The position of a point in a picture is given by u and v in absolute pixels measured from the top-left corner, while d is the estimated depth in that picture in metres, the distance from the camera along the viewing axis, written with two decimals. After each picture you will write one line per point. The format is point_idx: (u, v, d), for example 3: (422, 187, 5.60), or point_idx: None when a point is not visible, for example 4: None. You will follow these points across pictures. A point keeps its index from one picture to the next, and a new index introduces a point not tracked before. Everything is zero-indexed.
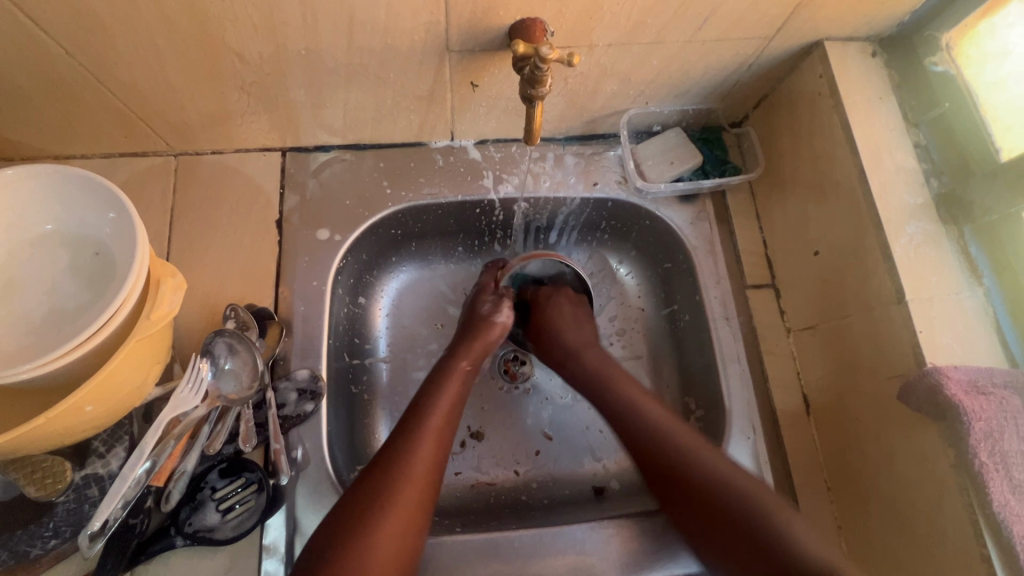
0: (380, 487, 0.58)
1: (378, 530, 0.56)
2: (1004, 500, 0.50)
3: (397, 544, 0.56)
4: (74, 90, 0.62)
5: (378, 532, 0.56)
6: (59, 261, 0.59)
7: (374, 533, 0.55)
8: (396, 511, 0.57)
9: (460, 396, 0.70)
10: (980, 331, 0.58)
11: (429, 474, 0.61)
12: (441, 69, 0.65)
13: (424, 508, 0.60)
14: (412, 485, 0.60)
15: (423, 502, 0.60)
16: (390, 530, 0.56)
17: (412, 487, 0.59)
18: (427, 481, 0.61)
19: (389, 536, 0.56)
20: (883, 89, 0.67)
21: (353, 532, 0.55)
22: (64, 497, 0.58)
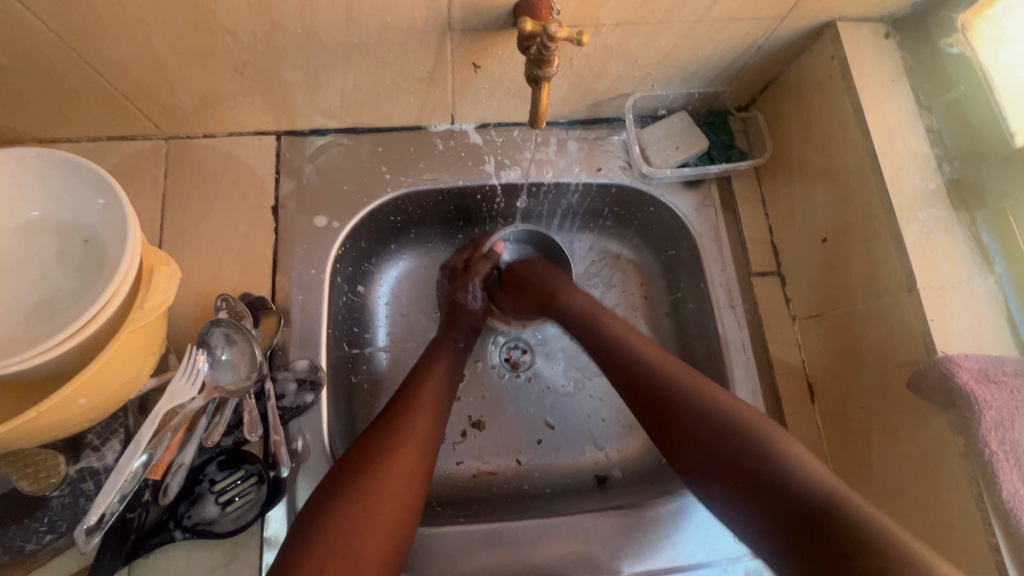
0: (391, 415, 0.62)
1: (392, 446, 0.59)
2: (1014, 488, 0.50)
3: (412, 458, 0.59)
4: (58, 69, 0.59)
5: (392, 448, 0.58)
6: (47, 249, 0.57)
7: (388, 448, 0.58)
8: (408, 430, 0.61)
9: (450, 374, 0.71)
10: (990, 319, 0.57)
11: (435, 403, 0.66)
12: (442, 49, 0.63)
13: (433, 432, 0.63)
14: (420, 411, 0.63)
15: (432, 426, 0.63)
16: (404, 445, 0.59)
17: (421, 412, 0.63)
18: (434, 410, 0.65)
19: (402, 458, 0.58)
20: (896, 71, 0.66)
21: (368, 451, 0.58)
22: (59, 491, 0.57)
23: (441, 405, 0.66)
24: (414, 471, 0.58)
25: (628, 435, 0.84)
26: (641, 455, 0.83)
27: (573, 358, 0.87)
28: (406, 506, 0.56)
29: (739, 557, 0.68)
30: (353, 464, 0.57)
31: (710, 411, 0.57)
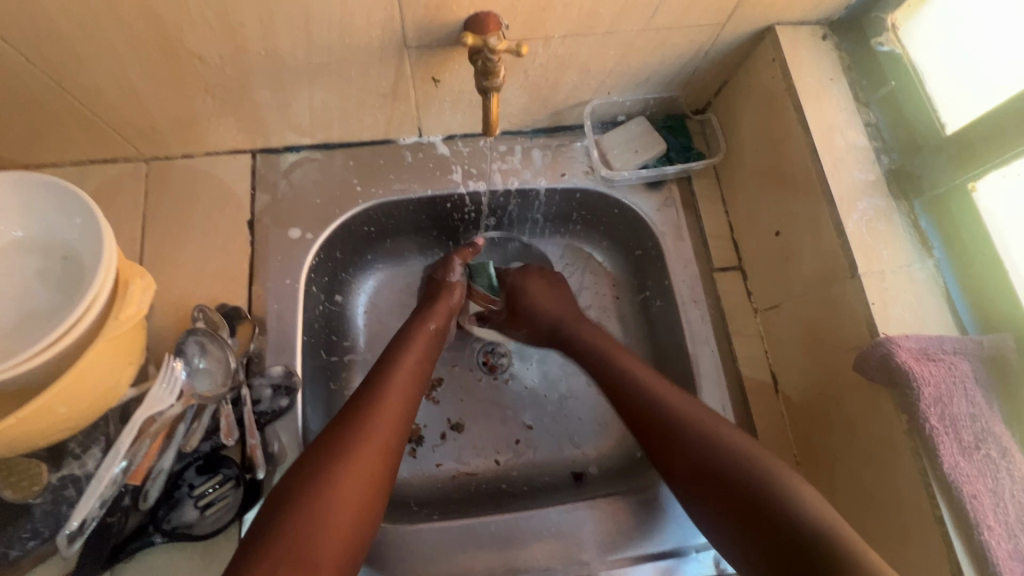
0: (373, 381, 0.66)
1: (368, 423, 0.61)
2: (954, 461, 0.52)
3: (385, 437, 0.61)
4: (39, 98, 0.63)
5: (370, 421, 0.61)
6: (29, 266, 0.60)
7: (370, 413, 0.62)
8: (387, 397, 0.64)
9: (426, 357, 0.72)
10: (930, 301, 0.59)
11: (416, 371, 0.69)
12: (401, 64, 0.66)
13: (411, 398, 0.67)
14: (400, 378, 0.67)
15: (410, 393, 0.67)
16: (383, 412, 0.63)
17: (401, 380, 0.67)
18: (414, 379, 0.68)
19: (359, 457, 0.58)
20: (835, 70, 0.69)
21: (352, 414, 0.62)
22: (41, 499, 0.59)
23: (422, 374, 0.70)
24: (393, 437, 0.62)
25: (604, 432, 0.86)
26: (617, 451, 0.84)
27: (544, 359, 0.90)
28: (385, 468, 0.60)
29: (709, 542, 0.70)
30: (337, 427, 0.60)
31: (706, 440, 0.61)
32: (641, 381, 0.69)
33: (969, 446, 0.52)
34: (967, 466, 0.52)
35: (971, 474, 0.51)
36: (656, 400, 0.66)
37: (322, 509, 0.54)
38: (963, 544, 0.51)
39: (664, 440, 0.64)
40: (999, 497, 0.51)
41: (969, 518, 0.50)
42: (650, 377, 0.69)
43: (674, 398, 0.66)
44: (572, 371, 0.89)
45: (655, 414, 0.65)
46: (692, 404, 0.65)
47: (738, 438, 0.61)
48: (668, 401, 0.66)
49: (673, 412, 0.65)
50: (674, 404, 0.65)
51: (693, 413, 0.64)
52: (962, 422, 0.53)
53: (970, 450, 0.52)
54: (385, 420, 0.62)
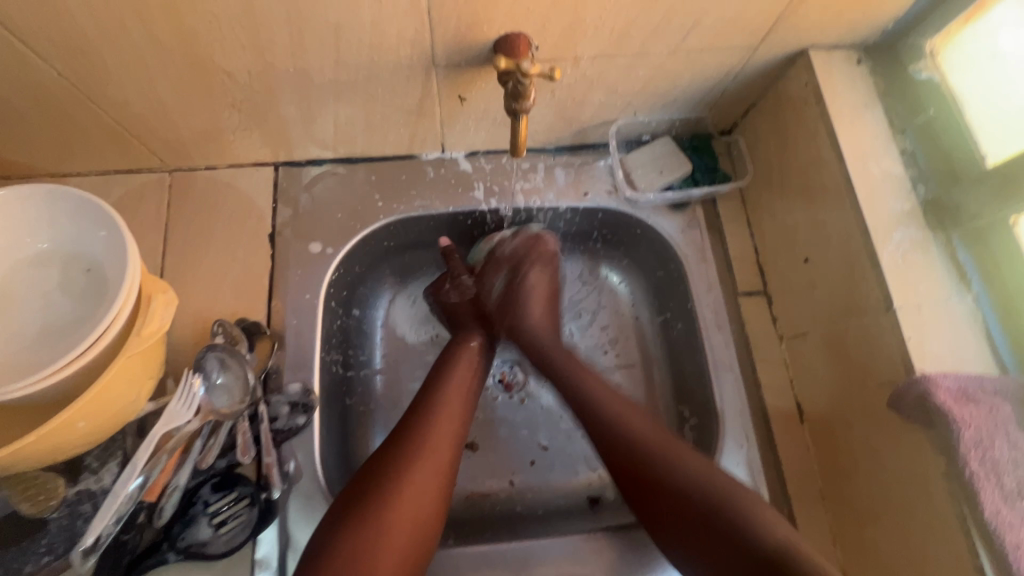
0: (427, 403, 0.68)
1: (422, 445, 0.64)
2: (996, 508, 0.49)
3: (440, 459, 0.64)
4: (68, 109, 0.63)
5: (426, 443, 0.64)
6: (53, 278, 0.60)
7: (430, 435, 0.65)
8: (445, 420, 0.67)
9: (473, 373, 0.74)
10: (969, 337, 0.57)
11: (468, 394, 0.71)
12: (428, 82, 0.66)
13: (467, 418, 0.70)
14: (454, 399, 0.69)
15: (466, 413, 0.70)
16: (442, 434, 0.66)
17: (455, 402, 0.69)
18: (468, 399, 0.71)
19: (416, 479, 0.61)
20: (869, 96, 0.67)
21: (414, 437, 0.64)
22: (57, 513, 0.59)
23: (474, 396, 0.72)
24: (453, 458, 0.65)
25: None
26: None
27: None
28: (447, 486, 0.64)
29: None
30: (403, 450, 0.63)
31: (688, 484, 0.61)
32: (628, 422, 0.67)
33: (1012, 493, 0.49)
34: (1011, 514, 0.49)
35: (1014, 523, 0.49)
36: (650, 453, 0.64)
37: (382, 532, 0.57)
38: None
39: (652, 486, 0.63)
40: None
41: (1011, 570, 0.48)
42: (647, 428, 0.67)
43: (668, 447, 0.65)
44: None
45: (648, 466, 0.64)
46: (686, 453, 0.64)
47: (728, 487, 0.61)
48: (671, 452, 0.64)
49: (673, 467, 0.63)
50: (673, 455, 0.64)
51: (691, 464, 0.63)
52: (1005, 468, 0.50)
53: (1013, 497, 0.49)
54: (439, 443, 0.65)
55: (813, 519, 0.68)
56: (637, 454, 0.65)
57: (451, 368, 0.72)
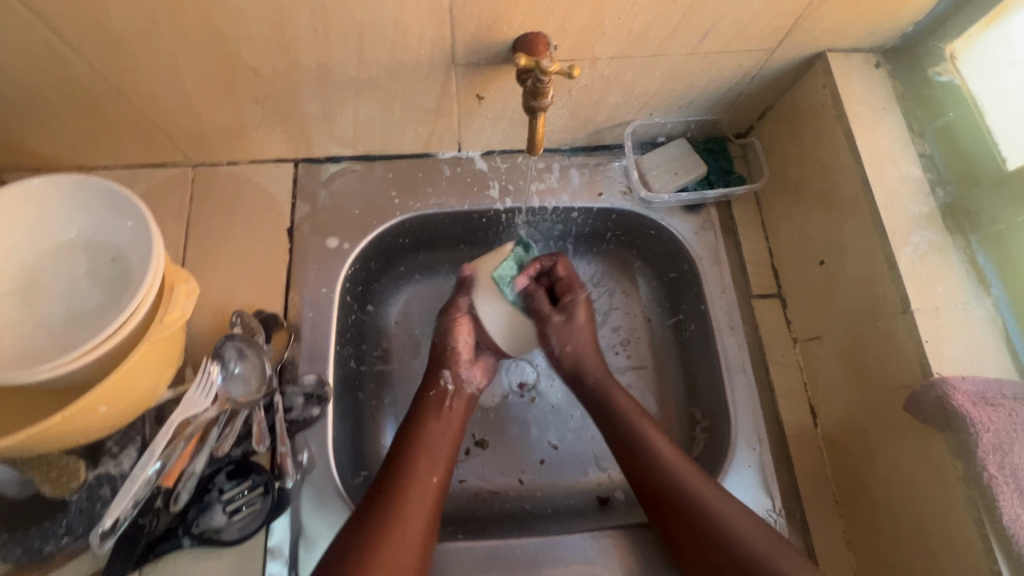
0: (399, 466, 0.65)
1: (402, 499, 0.62)
2: (1014, 513, 0.49)
3: (423, 512, 0.62)
4: (99, 103, 0.65)
5: (407, 498, 0.62)
6: (79, 266, 0.61)
7: (400, 504, 0.62)
8: (416, 486, 0.64)
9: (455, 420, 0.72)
10: (988, 342, 0.57)
11: (444, 454, 0.69)
12: (447, 81, 0.67)
13: (443, 483, 0.66)
14: (425, 463, 0.66)
15: (442, 477, 0.66)
16: (415, 501, 0.63)
17: (434, 451, 0.68)
18: (444, 463, 0.68)
19: (397, 537, 0.59)
20: (887, 99, 0.67)
21: (384, 505, 0.61)
22: (77, 496, 0.60)
23: (451, 458, 0.69)
24: (428, 524, 0.62)
25: None
26: None
27: None
28: (420, 560, 0.60)
29: None
30: (373, 519, 0.60)
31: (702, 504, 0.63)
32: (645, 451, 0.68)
33: None
34: None
35: None
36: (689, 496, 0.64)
37: None
38: None
39: (675, 514, 0.64)
40: None
41: None
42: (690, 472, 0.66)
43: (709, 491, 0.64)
44: None
45: (684, 510, 0.63)
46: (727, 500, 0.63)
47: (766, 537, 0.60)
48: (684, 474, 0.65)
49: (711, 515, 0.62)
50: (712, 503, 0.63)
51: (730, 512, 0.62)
52: None
53: None
54: (420, 496, 0.63)
55: (825, 524, 0.67)
56: (675, 495, 0.64)
57: (428, 416, 0.71)
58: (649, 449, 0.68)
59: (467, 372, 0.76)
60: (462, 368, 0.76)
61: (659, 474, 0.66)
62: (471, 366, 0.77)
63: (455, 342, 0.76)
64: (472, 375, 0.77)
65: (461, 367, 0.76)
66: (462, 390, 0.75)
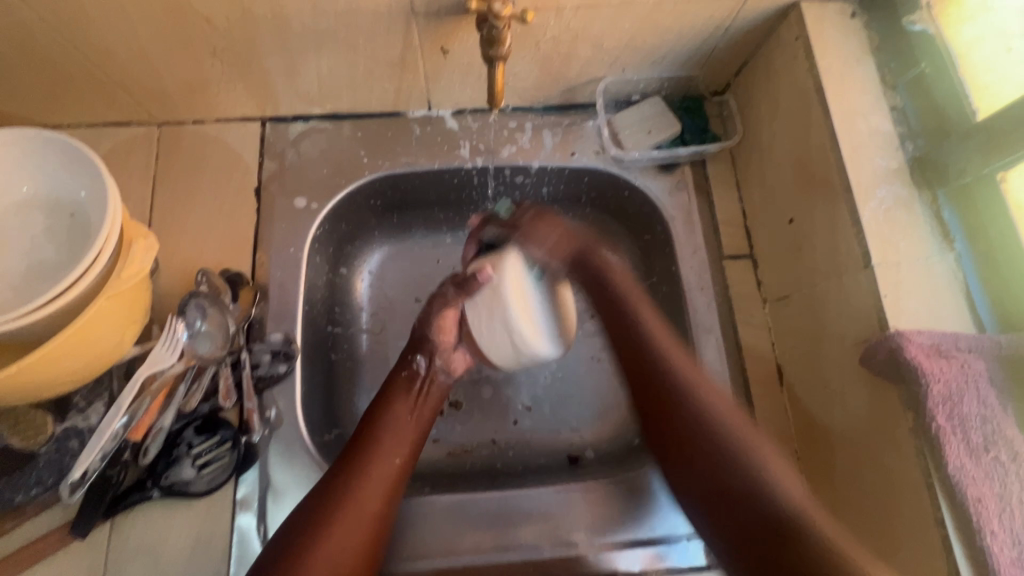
0: (362, 445, 0.63)
1: (356, 477, 0.60)
2: (960, 463, 0.50)
3: (380, 489, 0.61)
4: (52, 56, 0.64)
5: (364, 475, 0.61)
6: (38, 223, 0.61)
7: (357, 483, 0.60)
8: (376, 464, 0.62)
9: (421, 396, 0.69)
10: (947, 296, 0.57)
11: (410, 434, 0.66)
12: (408, 33, 0.65)
13: (405, 471, 0.64)
14: (388, 445, 0.64)
15: (404, 464, 0.64)
16: (384, 456, 0.63)
17: (398, 428, 0.65)
18: (410, 443, 0.65)
19: (350, 510, 0.58)
20: (861, 51, 0.65)
21: (341, 481, 0.60)
22: (45, 449, 0.61)
23: (417, 442, 0.66)
24: (387, 503, 0.61)
25: (602, 417, 0.84)
26: (615, 436, 0.83)
27: None
28: (373, 537, 0.59)
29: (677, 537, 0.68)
30: (328, 495, 0.59)
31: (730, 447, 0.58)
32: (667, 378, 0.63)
33: (978, 448, 0.50)
34: (974, 468, 0.49)
35: (976, 476, 0.49)
36: (708, 423, 0.60)
37: (306, 561, 0.54)
38: (962, 546, 0.50)
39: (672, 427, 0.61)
40: (1007, 503, 0.48)
41: (969, 518, 0.49)
42: (709, 390, 0.62)
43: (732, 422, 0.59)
44: (573, 355, 0.87)
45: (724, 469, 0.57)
46: (748, 424, 0.60)
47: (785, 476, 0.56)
48: (693, 393, 0.62)
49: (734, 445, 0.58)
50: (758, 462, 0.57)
51: (756, 443, 0.58)
52: (972, 423, 0.50)
53: (979, 452, 0.50)
54: (377, 477, 0.61)
55: None
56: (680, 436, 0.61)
57: (393, 395, 0.68)
58: (662, 367, 0.64)
59: (444, 355, 0.73)
60: (442, 350, 0.72)
61: (690, 411, 0.61)
62: (453, 351, 0.73)
63: (437, 332, 0.72)
64: (450, 359, 0.73)
65: (438, 353, 0.72)
66: (437, 375, 0.72)
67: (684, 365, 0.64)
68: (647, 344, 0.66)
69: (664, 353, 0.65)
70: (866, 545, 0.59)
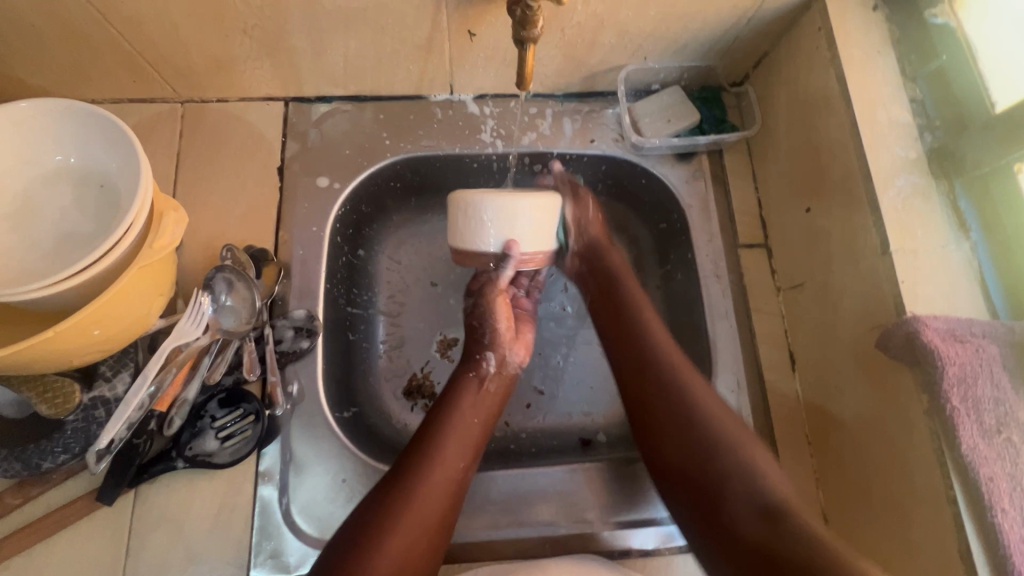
0: (427, 446, 0.63)
1: (421, 479, 0.60)
2: (974, 444, 0.51)
3: (443, 494, 0.61)
4: (83, 29, 0.64)
5: (427, 478, 0.61)
6: (69, 194, 0.62)
7: (419, 492, 0.59)
8: (441, 467, 0.62)
9: (487, 398, 0.70)
10: (962, 284, 0.58)
11: (473, 438, 0.66)
12: (437, 15, 0.66)
13: (463, 481, 0.63)
14: (451, 454, 0.63)
15: (462, 474, 0.63)
16: (449, 461, 0.63)
17: (463, 432, 0.66)
18: (473, 447, 0.66)
19: (415, 513, 0.58)
20: (883, 42, 0.67)
21: (405, 481, 0.60)
22: (73, 417, 0.61)
23: (480, 444, 0.67)
24: (448, 508, 0.61)
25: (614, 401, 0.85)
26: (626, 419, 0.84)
27: (559, 327, 0.89)
28: (434, 541, 0.59)
29: None
30: (393, 494, 0.59)
31: (712, 426, 0.62)
32: (655, 352, 0.68)
33: (991, 429, 0.51)
34: (986, 449, 0.51)
35: (989, 456, 0.51)
36: (691, 411, 0.63)
37: (374, 555, 0.55)
38: (972, 523, 0.51)
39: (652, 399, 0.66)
40: (1017, 482, 0.50)
41: (981, 497, 0.50)
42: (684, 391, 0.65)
43: (709, 400, 0.64)
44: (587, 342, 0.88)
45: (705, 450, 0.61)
46: (723, 409, 0.64)
47: (749, 442, 0.61)
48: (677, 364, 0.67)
49: (705, 413, 0.63)
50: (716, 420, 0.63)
51: (725, 421, 0.63)
52: (986, 405, 0.52)
53: (991, 433, 0.51)
54: (442, 481, 0.61)
55: (797, 460, 0.70)
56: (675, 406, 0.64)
57: (459, 397, 0.68)
58: (644, 346, 0.69)
59: (509, 349, 0.75)
60: (507, 349, 0.75)
61: (682, 399, 0.64)
62: (514, 344, 0.76)
63: (495, 322, 0.76)
64: (514, 354, 0.76)
65: (503, 346, 0.75)
66: (506, 369, 0.74)
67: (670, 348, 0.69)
68: (649, 349, 0.69)
69: (641, 318, 0.72)
70: (874, 525, 0.61)
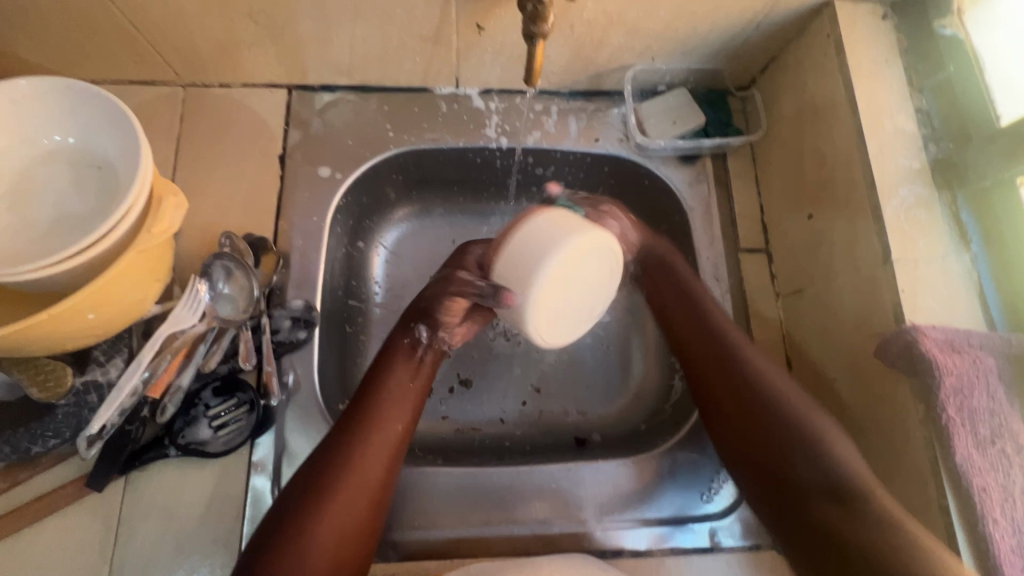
0: (365, 411, 0.61)
1: (359, 446, 0.59)
2: (967, 453, 0.52)
3: (381, 458, 0.60)
4: (85, 9, 0.63)
5: (365, 444, 0.59)
6: (67, 175, 0.60)
7: (358, 460, 0.58)
8: (379, 432, 0.61)
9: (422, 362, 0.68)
10: (961, 296, 0.58)
11: (411, 400, 0.65)
12: (446, 8, 0.66)
13: (412, 419, 0.64)
14: (400, 395, 0.64)
15: (412, 412, 0.64)
16: (387, 426, 0.61)
17: (400, 395, 0.64)
18: (411, 408, 0.64)
19: (354, 480, 0.57)
20: (891, 52, 0.67)
21: (343, 447, 0.59)
22: (65, 401, 0.60)
23: (419, 406, 0.65)
24: (388, 470, 0.60)
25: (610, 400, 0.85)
26: (620, 420, 0.84)
27: None
28: (378, 501, 0.59)
29: (687, 524, 0.70)
30: (332, 461, 0.58)
31: (795, 413, 0.61)
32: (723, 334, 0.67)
33: (985, 440, 0.52)
34: (980, 459, 0.51)
35: (983, 466, 0.51)
36: (770, 393, 0.63)
37: (312, 523, 0.54)
38: (963, 531, 0.52)
39: (720, 378, 0.66)
40: (1008, 493, 0.50)
41: (972, 505, 0.51)
42: (775, 371, 0.64)
43: (782, 381, 0.64)
44: (585, 342, 0.88)
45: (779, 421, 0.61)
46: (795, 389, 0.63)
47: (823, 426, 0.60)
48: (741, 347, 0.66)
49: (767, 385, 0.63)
50: (787, 396, 0.62)
51: (790, 392, 0.63)
52: (981, 416, 0.52)
53: (985, 443, 0.52)
54: (379, 448, 0.60)
55: None
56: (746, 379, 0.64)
57: (393, 361, 0.66)
58: (705, 306, 0.70)
59: (447, 330, 0.71)
60: (442, 327, 0.70)
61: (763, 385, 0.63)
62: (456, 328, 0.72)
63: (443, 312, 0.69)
64: (449, 335, 0.72)
65: (442, 326, 0.70)
66: (436, 346, 0.70)
67: (724, 317, 0.69)
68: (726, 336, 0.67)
69: (702, 292, 0.71)
70: None
